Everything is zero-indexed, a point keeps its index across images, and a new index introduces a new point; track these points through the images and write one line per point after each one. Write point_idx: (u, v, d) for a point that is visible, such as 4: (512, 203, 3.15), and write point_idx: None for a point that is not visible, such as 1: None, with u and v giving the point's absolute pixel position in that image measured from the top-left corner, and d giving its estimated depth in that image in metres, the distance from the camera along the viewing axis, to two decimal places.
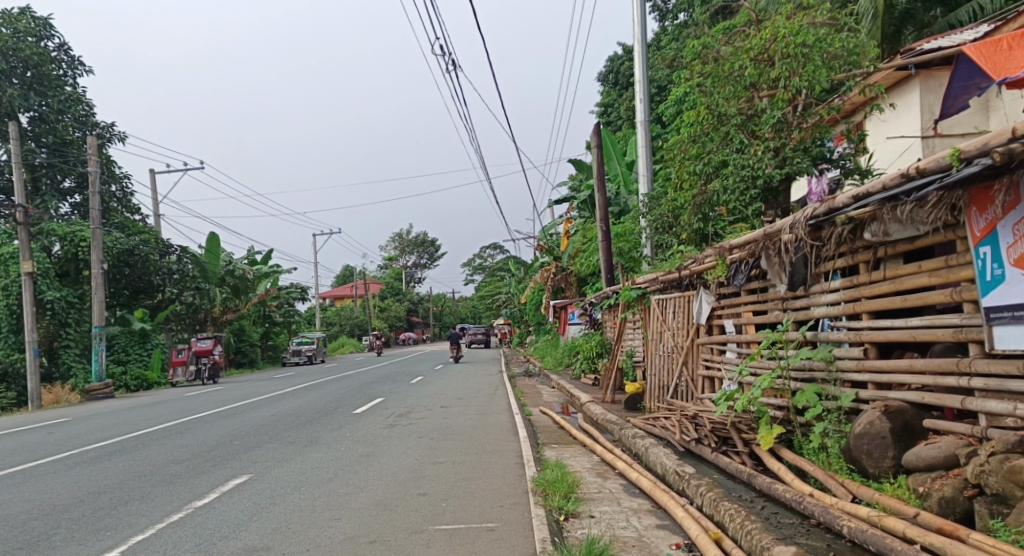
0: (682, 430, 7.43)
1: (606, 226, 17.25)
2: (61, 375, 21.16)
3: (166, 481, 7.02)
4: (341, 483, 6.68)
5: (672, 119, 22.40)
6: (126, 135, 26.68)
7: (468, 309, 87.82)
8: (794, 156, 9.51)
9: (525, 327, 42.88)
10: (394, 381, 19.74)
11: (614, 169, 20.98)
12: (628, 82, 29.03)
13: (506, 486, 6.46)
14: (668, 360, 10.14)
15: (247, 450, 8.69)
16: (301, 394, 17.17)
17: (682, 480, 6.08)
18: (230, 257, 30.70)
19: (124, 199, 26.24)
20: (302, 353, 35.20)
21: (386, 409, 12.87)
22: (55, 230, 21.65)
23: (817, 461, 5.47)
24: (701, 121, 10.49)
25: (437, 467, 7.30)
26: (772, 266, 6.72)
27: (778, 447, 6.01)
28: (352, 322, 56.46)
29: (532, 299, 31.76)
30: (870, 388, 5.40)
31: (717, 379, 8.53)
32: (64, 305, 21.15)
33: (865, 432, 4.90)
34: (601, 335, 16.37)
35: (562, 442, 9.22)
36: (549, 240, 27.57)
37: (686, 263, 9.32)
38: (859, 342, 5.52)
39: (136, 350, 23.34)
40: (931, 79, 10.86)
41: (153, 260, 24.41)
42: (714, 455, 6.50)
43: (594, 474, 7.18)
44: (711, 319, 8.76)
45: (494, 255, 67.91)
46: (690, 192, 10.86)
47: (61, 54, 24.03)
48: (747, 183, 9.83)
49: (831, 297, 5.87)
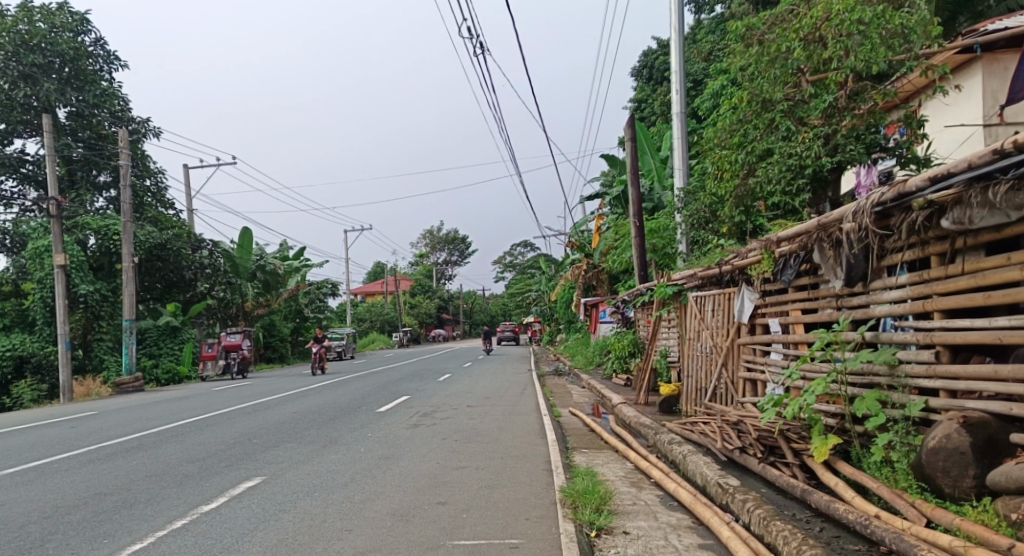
0: (723, 437, 6.87)
1: (640, 221, 16.65)
2: (94, 366, 21.29)
3: (177, 483, 6.65)
4: (358, 489, 6.26)
5: (708, 113, 21.73)
6: (160, 130, 26.71)
7: (498, 307, 87.59)
8: (846, 142, 8.92)
9: (555, 325, 42.36)
10: (422, 379, 19.38)
11: (648, 163, 20.34)
12: (662, 76, 28.32)
13: (534, 495, 5.98)
14: (707, 361, 9.55)
15: (265, 449, 8.32)
16: (326, 390, 16.89)
17: (726, 494, 5.54)
18: (261, 251, 30.67)
19: (158, 193, 26.23)
20: (332, 348, 35.16)
21: (412, 407, 12.50)
22: (88, 223, 21.72)
23: (880, 478, 4.91)
24: (744, 108, 9.95)
25: (459, 472, 6.87)
26: (825, 260, 6.11)
27: (834, 459, 5.45)
28: (382, 318, 56.44)
29: (562, 296, 31.24)
30: (941, 396, 4.83)
31: (760, 382, 7.95)
32: (98, 297, 21.17)
33: (940, 447, 4.33)
34: (633, 334, 15.83)
35: (592, 447, 8.69)
36: (581, 236, 27.04)
37: (727, 258, 8.74)
38: (929, 344, 4.95)
39: (168, 343, 23.28)
40: (995, 63, 10.17)
41: (186, 255, 24.27)
42: (760, 467, 5.93)
43: (628, 483, 6.66)
44: (754, 318, 8.19)
45: (526, 252, 67.44)
46: (732, 183, 10.27)
47: (99, 49, 24.07)
48: (794, 172, 9.28)
49: (896, 293, 5.29)
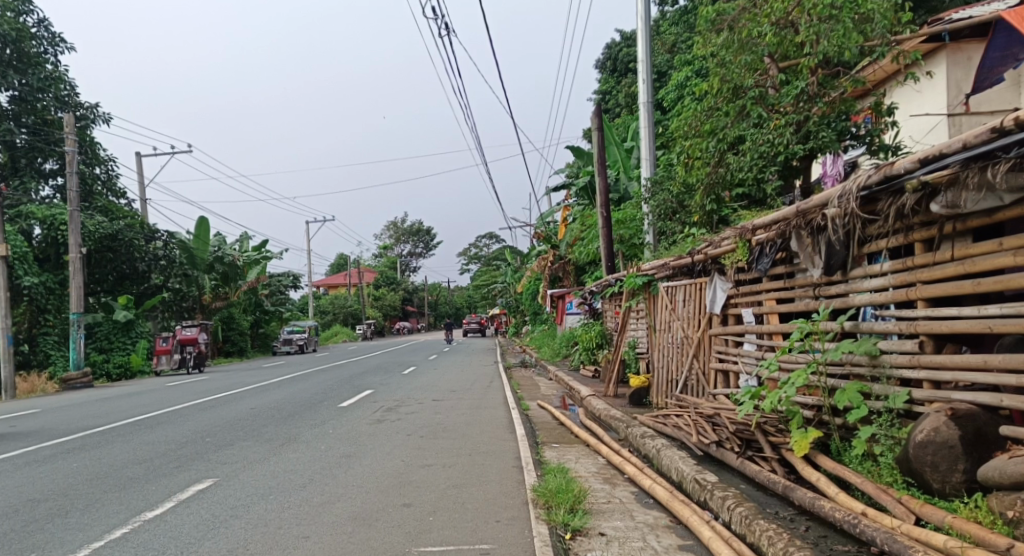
0: (698, 430, 6.66)
1: (607, 211, 16.43)
2: (39, 363, 20.35)
3: (120, 487, 6.23)
4: (317, 491, 5.91)
5: (673, 104, 21.63)
6: (110, 116, 25.75)
7: (463, 300, 87.28)
8: (819, 129, 8.75)
9: (520, 317, 42.15)
10: (386, 372, 18.97)
11: (614, 153, 20.12)
12: (626, 68, 28.18)
13: (504, 495, 5.71)
14: (677, 352, 9.38)
15: (219, 448, 7.90)
16: (287, 384, 16.40)
17: (704, 491, 5.34)
18: (219, 243, 29.82)
19: (109, 182, 25.29)
20: (294, 342, 34.45)
21: (377, 402, 12.13)
22: (34, 213, 20.81)
23: (864, 473, 4.74)
24: (715, 95, 9.83)
25: (425, 470, 6.57)
26: (803, 248, 5.93)
27: (814, 453, 5.27)
28: (345, 310, 55.64)
29: (528, 288, 31.02)
30: (925, 388, 4.67)
31: (733, 373, 7.79)
32: (44, 291, 20.29)
33: (929, 441, 4.16)
34: (600, 325, 15.67)
35: (562, 441, 8.45)
36: (546, 227, 26.80)
37: (699, 247, 8.55)
38: (913, 333, 4.79)
39: (120, 338, 22.49)
40: (959, 52, 10.15)
41: (139, 245, 23.55)
42: (738, 461, 5.74)
43: (602, 479, 6.42)
44: (726, 308, 8.02)
45: (491, 244, 67.03)
46: (703, 171, 10.08)
47: (42, 30, 23.03)
48: (766, 159, 9.15)
49: (878, 281, 5.13)
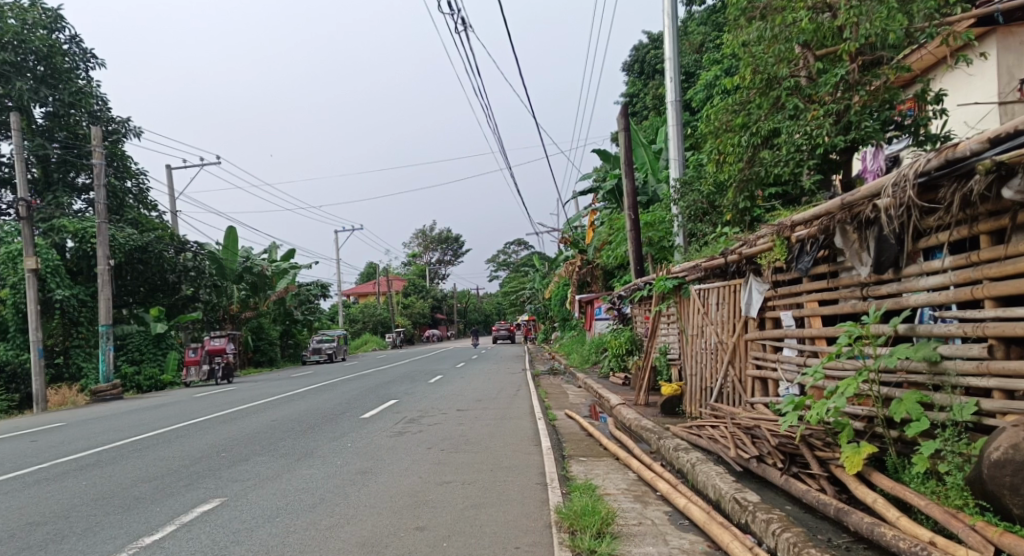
0: (736, 444, 6.16)
1: (635, 214, 15.91)
2: (72, 375, 20.40)
3: (124, 508, 5.92)
4: (326, 512, 5.54)
5: (702, 104, 21.04)
6: (141, 129, 25.89)
7: (492, 307, 87.07)
8: (861, 118, 8.22)
9: (549, 323, 41.63)
10: (412, 381, 18.64)
11: (641, 155, 19.63)
12: (654, 69, 27.61)
13: (527, 517, 5.29)
14: (711, 359, 8.87)
15: (232, 464, 7.58)
16: (312, 394, 16.17)
17: (745, 512, 4.87)
18: (247, 253, 29.87)
19: (140, 195, 25.40)
20: (323, 351, 34.36)
21: (399, 412, 11.78)
22: (66, 226, 20.86)
23: (928, 494, 4.23)
24: (747, 87, 9.34)
25: (444, 488, 6.18)
26: (848, 244, 5.45)
27: (868, 471, 4.77)
28: (375, 319, 55.63)
29: (557, 294, 30.53)
30: (996, 398, 4.18)
31: (771, 381, 7.27)
32: (76, 303, 20.32)
33: (1007, 460, 3.64)
34: (630, 330, 15.19)
35: (590, 454, 7.99)
36: (574, 232, 26.31)
37: (732, 247, 8.04)
38: (979, 337, 4.30)
39: (150, 350, 22.40)
40: (1010, 37, 9.55)
41: (167, 257, 23.45)
42: (782, 479, 5.24)
43: (632, 497, 5.96)
44: (763, 311, 7.51)
45: (518, 251, 66.48)
46: (736, 166, 9.58)
47: (74, 46, 23.20)
48: (805, 152, 8.62)
49: (935, 280, 4.63)
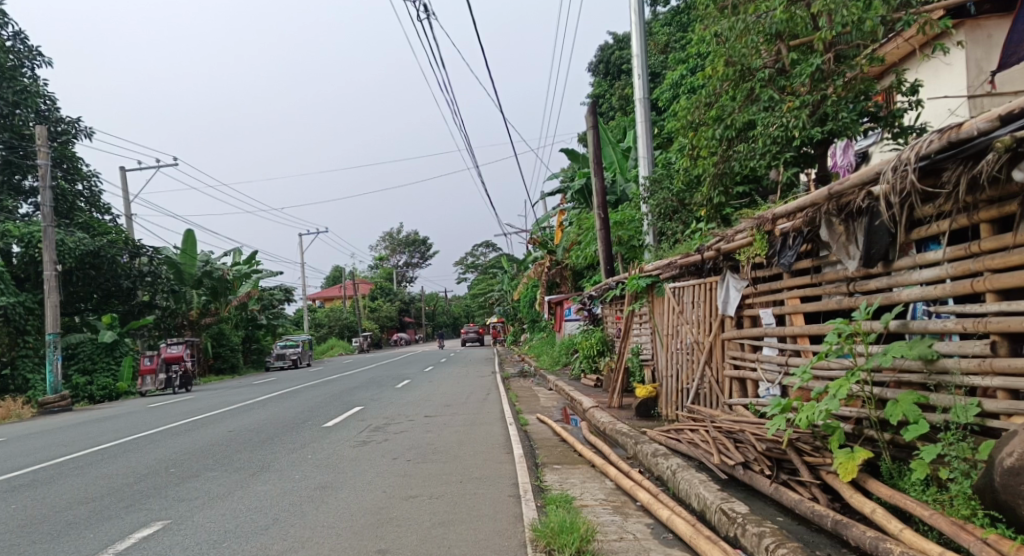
0: (718, 449, 5.82)
1: (605, 213, 15.59)
2: (18, 387, 19.25)
3: (55, 536, 5.40)
4: (279, 535, 5.08)
5: (668, 104, 20.89)
6: (92, 130, 24.93)
7: (461, 310, 86.46)
8: (837, 109, 7.97)
9: (519, 325, 41.32)
10: (379, 386, 18.09)
11: (609, 155, 19.40)
12: (619, 70, 27.45)
13: (499, 536, 4.88)
14: (687, 360, 8.55)
15: (179, 481, 7.06)
16: (274, 402, 15.57)
17: (734, 525, 4.54)
18: (207, 257, 29.00)
19: (92, 198, 24.48)
20: (287, 356, 33.55)
21: (364, 420, 11.28)
22: (10, 231, 20.01)
23: (931, 503, 3.93)
24: (719, 79, 9.08)
25: (409, 504, 5.76)
26: (834, 237, 5.17)
27: (863, 478, 4.45)
28: (341, 323, 54.65)
29: (525, 295, 30.19)
30: (999, 398, 3.90)
31: (751, 381, 6.97)
32: (23, 311, 19.34)
33: (1021, 468, 3.35)
34: (601, 331, 14.89)
35: (564, 462, 7.60)
36: (542, 233, 26.00)
37: (708, 243, 7.75)
38: (980, 332, 4.02)
39: (103, 359, 21.38)
40: (978, 30, 9.41)
41: (121, 263, 22.48)
42: (771, 487, 4.93)
43: (611, 508, 5.60)
44: (741, 309, 7.22)
45: (487, 253, 66.05)
46: (710, 160, 9.30)
47: (18, 43, 22.17)
48: (779, 145, 8.35)
49: (928, 273, 4.36)
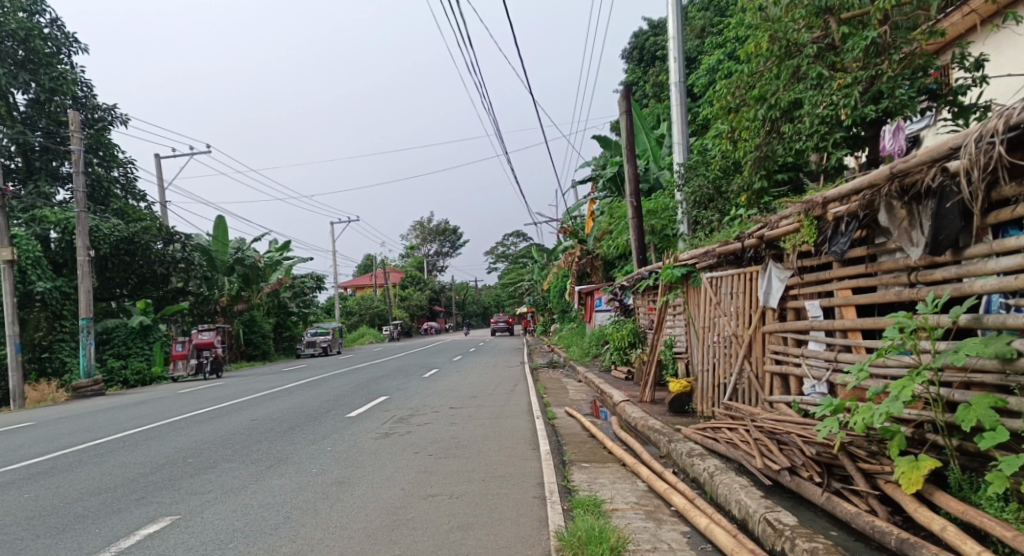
0: (761, 452, 5.35)
1: (637, 201, 15.06)
2: (55, 370, 19.31)
3: (60, 529, 5.15)
4: (289, 536, 4.77)
5: (705, 89, 20.23)
6: (128, 118, 25.08)
7: (491, 298, 86.25)
8: (894, 86, 7.39)
9: (549, 314, 40.91)
10: (407, 375, 17.85)
11: (643, 142, 18.84)
12: (654, 56, 26.75)
13: (525, 542, 4.52)
14: (724, 354, 8.07)
15: (194, 473, 6.82)
16: (301, 390, 15.40)
17: (781, 538, 4.11)
18: (239, 244, 29.07)
19: (128, 184, 24.62)
20: (318, 344, 33.59)
21: (388, 411, 10.99)
22: (48, 216, 20.08)
23: (1012, 523, 3.47)
24: (762, 56, 8.51)
25: (429, 503, 5.42)
26: (895, 222, 4.68)
27: (929, 489, 3.98)
28: (372, 311, 54.74)
29: (556, 285, 29.74)
30: None
31: (795, 378, 6.49)
32: (59, 295, 19.44)
33: None
34: (633, 322, 14.42)
35: (593, 459, 7.20)
36: (573, 222, 25.50)
37: (749, 230, 7.24)
38: None
39: (138, 344, 21.40)
40: None
41: (154, 249, 22.51)
42: (822, 497, 4.48)
43: (643, 513, 5.20)
44: (785, 301, 6.72)
45: (517, 242, 65.60)
46: (751, 144, 8.76)
47: (54, 30, 22.18)
48: (829, 125, 7.76)
49: (1007, 261, 3.88)
